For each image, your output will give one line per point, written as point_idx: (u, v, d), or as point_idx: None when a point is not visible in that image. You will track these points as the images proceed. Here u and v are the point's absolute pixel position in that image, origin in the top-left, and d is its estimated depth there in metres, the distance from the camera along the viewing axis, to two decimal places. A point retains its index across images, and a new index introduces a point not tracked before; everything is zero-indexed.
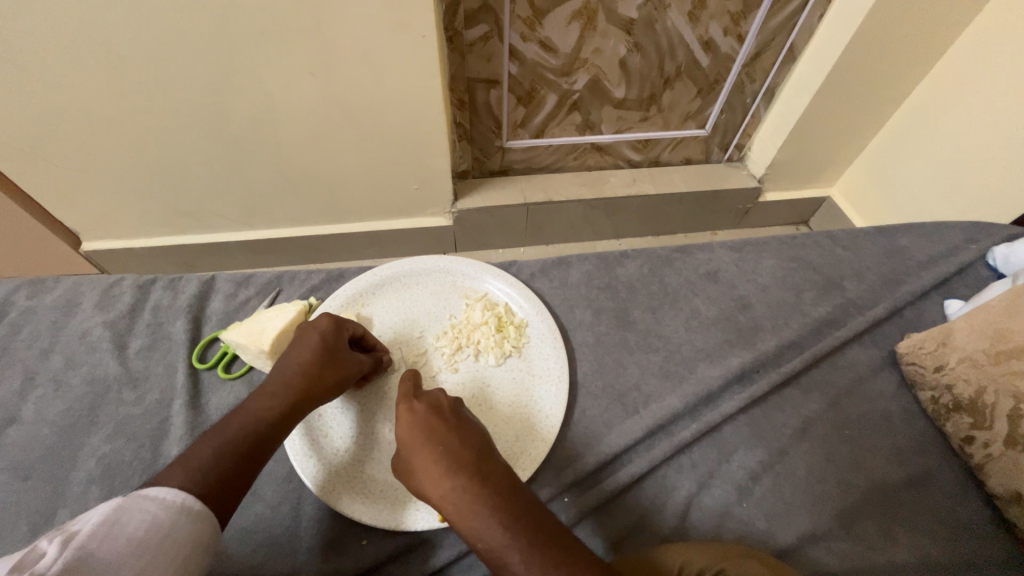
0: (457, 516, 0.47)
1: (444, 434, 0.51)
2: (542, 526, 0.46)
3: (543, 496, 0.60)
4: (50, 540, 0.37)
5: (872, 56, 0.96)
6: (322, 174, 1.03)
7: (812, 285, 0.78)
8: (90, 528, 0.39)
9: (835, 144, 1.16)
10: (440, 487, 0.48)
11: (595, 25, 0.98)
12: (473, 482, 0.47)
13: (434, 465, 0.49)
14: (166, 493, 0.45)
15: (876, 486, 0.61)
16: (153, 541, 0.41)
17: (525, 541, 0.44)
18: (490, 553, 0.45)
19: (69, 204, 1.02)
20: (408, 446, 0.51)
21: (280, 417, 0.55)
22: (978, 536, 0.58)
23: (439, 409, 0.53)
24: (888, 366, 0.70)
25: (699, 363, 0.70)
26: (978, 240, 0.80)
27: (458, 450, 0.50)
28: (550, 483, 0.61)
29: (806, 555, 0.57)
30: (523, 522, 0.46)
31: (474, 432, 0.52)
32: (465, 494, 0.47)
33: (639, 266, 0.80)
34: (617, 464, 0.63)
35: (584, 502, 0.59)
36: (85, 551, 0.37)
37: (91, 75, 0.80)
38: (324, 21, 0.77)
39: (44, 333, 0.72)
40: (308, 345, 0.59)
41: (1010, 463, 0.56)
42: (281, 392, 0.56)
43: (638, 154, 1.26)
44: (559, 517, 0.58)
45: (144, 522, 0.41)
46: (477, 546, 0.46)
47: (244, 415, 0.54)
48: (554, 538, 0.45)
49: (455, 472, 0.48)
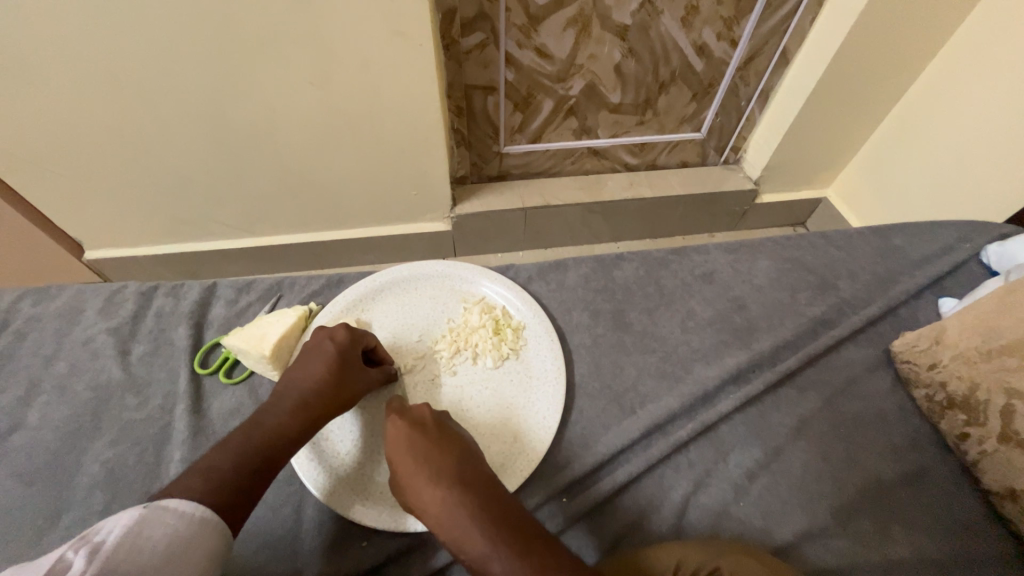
0: (441, 527, 0.48)
1: (427, 449, 0.52)
2: (523, 533, 0.47)
3: (531, 504, 0.60)
4: (76, 551, 0.39)
5: (865, 58, 0.97)
6: (321, 181, 1.04)
7: (807, 285, 0.79)
8: (114, 540, 0.40)
9: (830, 145, 1.17)
10: (424, 500, 0.49)
11: (590, 32, 1.00)
12: (454, 493, 0.48)
13: (418, 477, 0.50)
14: (189, 506, 0.46)
15: (872, 483, 0.61)
16: (173, 556, 0.42)
17: (505, 550, 0.45)
18: (473, 562, 0.46)
19: (73, 214, 1.03)
20: (392, 462, 0.53)
21: (298, 432, 0.57)
22: (974, 533, 0.59)
23: (421, 424, 0.54)
24: (883, 365, 0.71)
25: (695, 364, 0.71)
26: (971, 239, 0.81)
27: (439, 462, 0.51)
28: (540, 489, 0.61)
29: (803, 553, 0.57)
30: (503, 532, 0.46)
31: (457, 443, 0.53)
32: (447, 505, 0.48)
33: (635, 268, 0.81)
34: (610, 467, 0.63)
35: (576, 506, 0.60)
36: (109, 565, 0.39)
37: (95, 85, 0.81)
38: (322, 30, 0.78)
39: (48, 341, 0.73)
40: (323, 359, 0.61)
41: (1004, 459, 0.57)
42: (299, 407, 0.57)
43: (635, 158, 1.27)
44: (547, 524, 0.59)
45: (164, 536, 0.43)
46: (461, 556, 0.47)
47: (262, 429, 0.55)
48: (534, 544, 0.46)
49: (436, 483, 0.49)
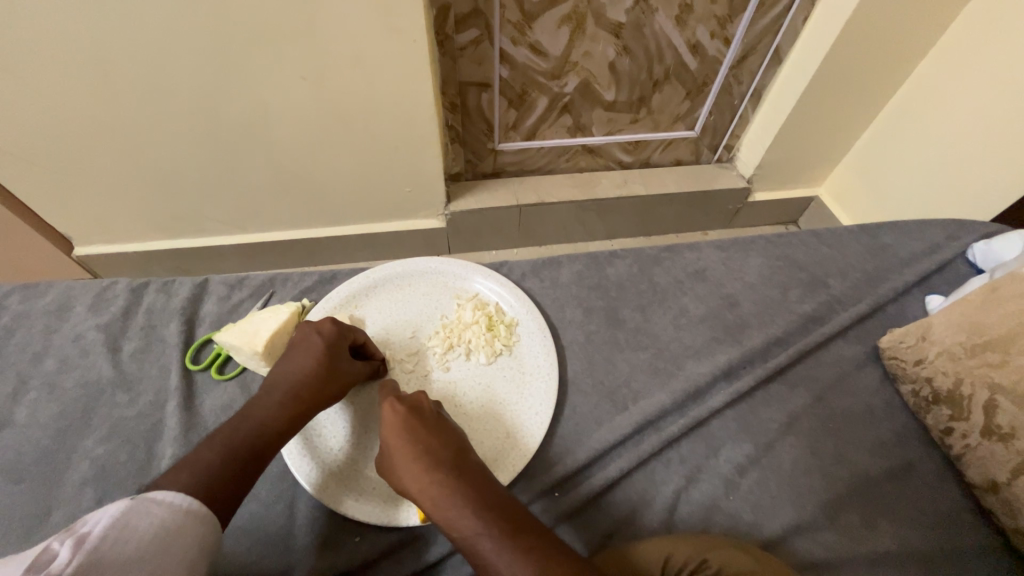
0: (433, 507, 0.48)
1: (423, 430, 0.52)
2: (514, 515, 0.47)
3: (526, 497, 0.61)
4: (61, 543, 0.38)
5: (857, 58, 0.98)
6: (315, 177, 1.04)
7: (797, 283, 0.79)
8: (101, 529, 0.40)
9: (821, 144, 1.18)
10: (418, 482, 0.49)
11: (584, 29, 1.00)
12: (450, 475, 0.49)
13: (412, 459, 0.50)
14: (176, 497, 0.46)
15: (860, 478, 0.62)
16: (160, 545, 0.42)
17: (498, 531, 0.46)
18: (464, 541, 0.46)
19: (62, 210, 1.02)
20: (387, 445, 0.52)
21: (287, 424, 0.57)
22: (959, 527, 0.60)
23: (418, 408, 0.54)
24: (872, 361, 0.71)
25: (687, 360, 0.72)
26: (958, 237, 0.82)
27: (436, 447, 0.51)
28: (535, 482, 0.62)
29: (792, 546, 0.58)
30: (496, 516, 0.47)
31: (453, 432, 0.54)
32: (442, 487, 0.48)
33: (628, 265, 0.81)
34: (608, 457, 0.64)
35: (569, 501, 0.60)
36: (98, 552, 0.38)
37: (84, 80, 0.80)
38: (315, 24, 0.78)
39: (38, 337, 0.72)
40: (312, 353, 0.60)
41: (987, 454, 0.58)
42: (289, 400, 0.58)
43: (629, 155, 1.27)
44: (542, 517, 0.59)
45: (152, 525, 0.43)
46: (452, 535, 0.47)
47: (252, 422, 0.55)
48: (525, 526, 0.47)
49: (432, 466, 0.49)
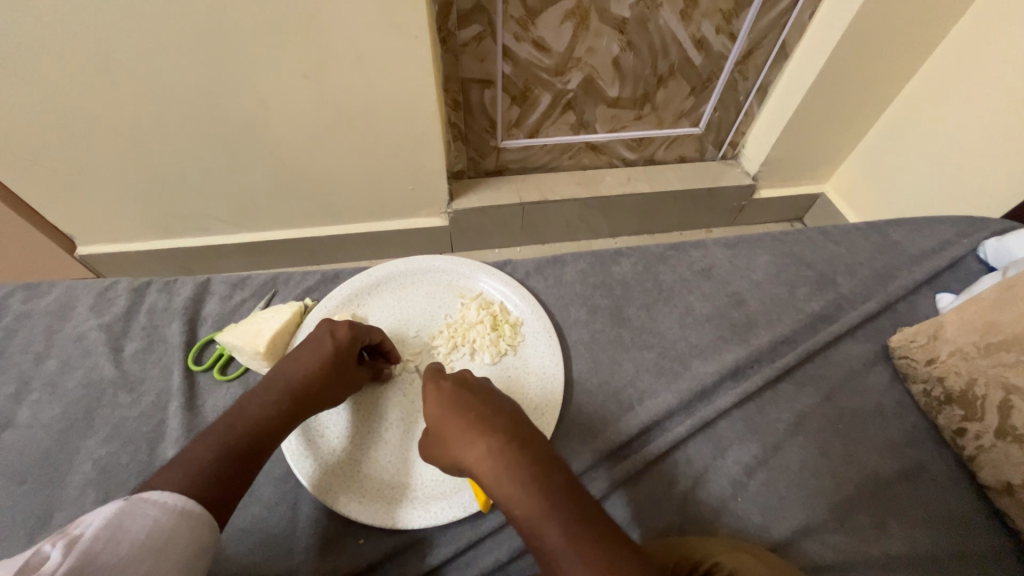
0: (492, 482, 0.47)
1: (479, 404, 0.52)
2: (574, 494, 0.46)
3: (579, 467, 0.62)
4: (53, 545, 0.38)
5: (864, 55, 0.97)
6: (317, 176, 1.03)
7: (805, 281, 0.78)
8: (93, 532, 0.39)
9: (828, 141, 1.17)
10: (475, 454, 0.48)
11: (588, 24, 0.99)
12: (509, 448, 0.48)
13: (467, 433, 0.50)
14: (169, 497, 0.45)
15: (869, 479, 0.61)
16: (153, 546, 0.41)
17: (563, 512, 0.44)
18: (525, 520, 0.45)
19: (66, 211, 1.02)
20: (439, 420, 0.52)
21: (280, 422, 0.56)
22: (971, 529, 0.59)
23: (468, 386, 0.54)
24: (881, 360, 0.71)
25: (693, 359, 0.71)
26: (969, 234, 0.81)
27: (490, 418, 0.51)
28: (583, 454, 0.63)
29: (801, 548, 0.57)
30: (562, 491, 0.46)
31: (505, 402, 0.54)
32: (500, 461, 0.47)
33: (633, 263, 0.80)
34: (631, 446, 0.64)
35: (619, 472, 0.61)
36: (90, 554, 0.38)
37: (84, 81, 0.80)
38: (316, 22, 0.77)
39: (39, 337, 0.72)
40: (320, 355, 0.59)
41: (1001, 455, 0.57)
42: (286, 400, 0.57)
43: (633, 152, 1.26)
44: (592, 489, 0.60)
45: (146, 526, 0.42)
46: (514, 514, 0.45)
47: (246, 420, 0.54)
48: (587, 507, 0.46)
49: (490, 438, 0.49)
